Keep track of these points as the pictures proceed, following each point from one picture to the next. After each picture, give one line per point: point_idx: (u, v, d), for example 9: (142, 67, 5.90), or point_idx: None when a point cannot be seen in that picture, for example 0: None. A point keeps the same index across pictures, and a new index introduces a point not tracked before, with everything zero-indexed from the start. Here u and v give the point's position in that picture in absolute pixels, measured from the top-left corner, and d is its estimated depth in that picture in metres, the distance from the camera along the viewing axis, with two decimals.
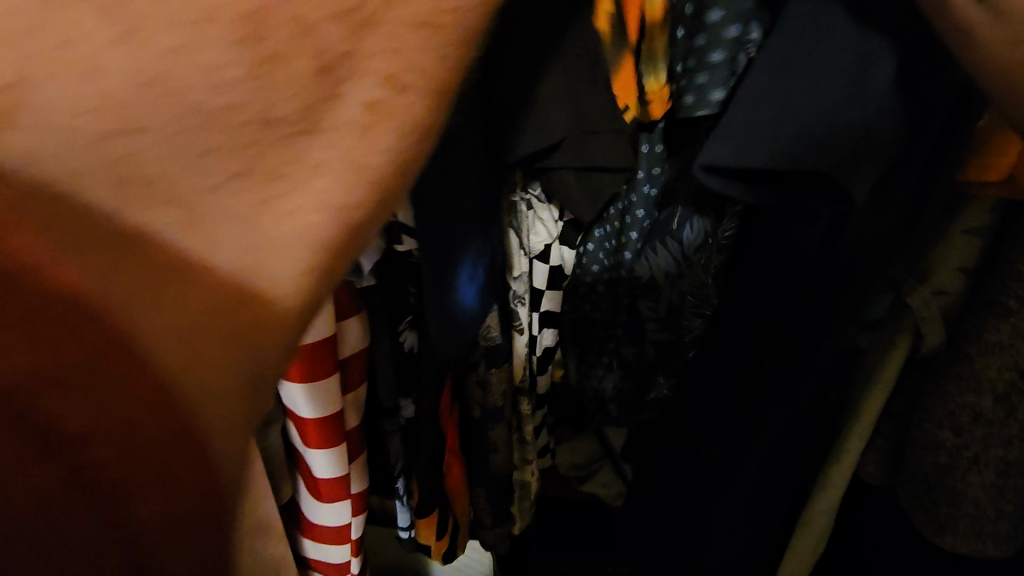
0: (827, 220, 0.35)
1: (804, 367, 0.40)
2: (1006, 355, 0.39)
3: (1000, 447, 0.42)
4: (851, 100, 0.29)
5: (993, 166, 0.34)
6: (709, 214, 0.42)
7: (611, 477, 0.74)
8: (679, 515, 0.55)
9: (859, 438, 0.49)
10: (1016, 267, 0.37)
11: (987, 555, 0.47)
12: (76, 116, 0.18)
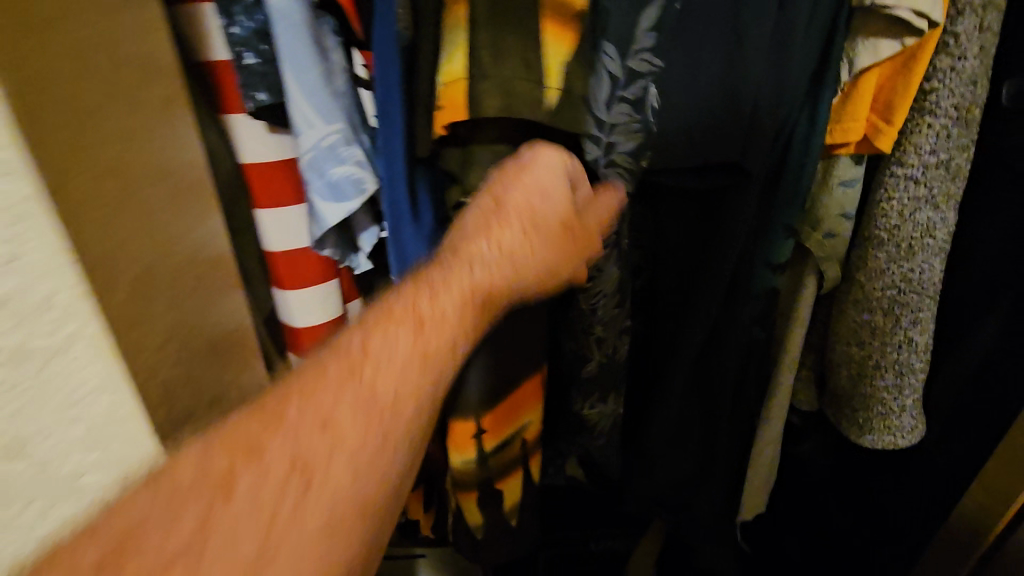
0: (680, 193, 0.53)
1: (699, 300, 0.55)
2: (897, 199, 0.50)
3: (891, 340, 0.55)
4: (725, 76, 0.42)
5: (851, 130, 0.47)
6: (664, 199, 0.53)
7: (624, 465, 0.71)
8: (693, 499, 0.73)
9: (790, 344, 0.62)
10: (898, 175, 0.49)
11: (878, 394, 0.59)
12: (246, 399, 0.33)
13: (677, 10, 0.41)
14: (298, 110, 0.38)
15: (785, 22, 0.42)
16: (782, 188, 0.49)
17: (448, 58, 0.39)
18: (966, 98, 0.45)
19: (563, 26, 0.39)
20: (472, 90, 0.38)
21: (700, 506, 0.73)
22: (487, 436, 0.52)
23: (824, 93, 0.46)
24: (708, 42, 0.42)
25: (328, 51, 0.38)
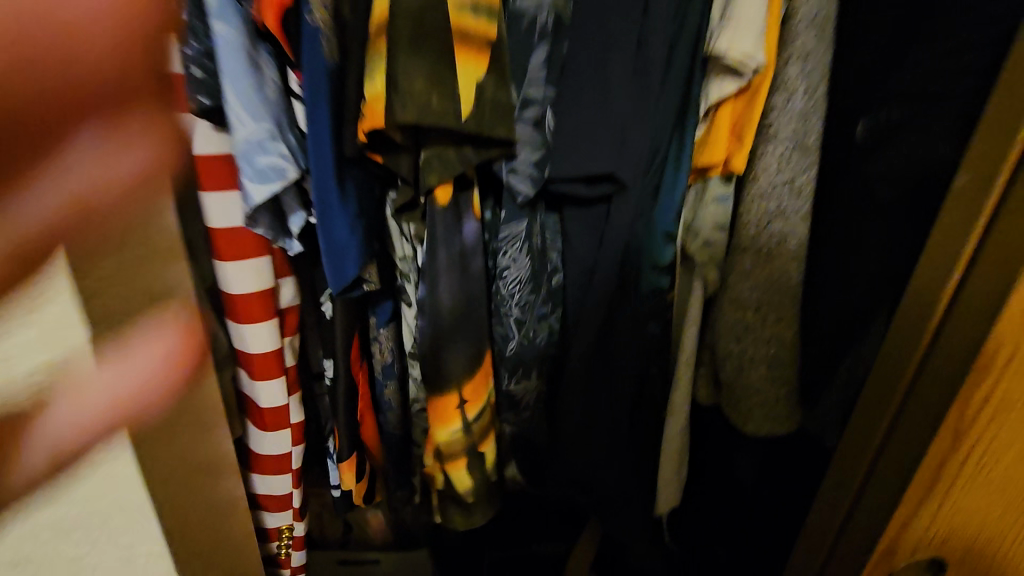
0: (574, 200, 0.61)
1: (596, 290, 0.63)
2: (759, 211, 0.59)
3: (767, 334, 0.64)
4: (602, 102, 0.51)
5: (712, 153, 0.58)
6: (568, 202, 0.62)
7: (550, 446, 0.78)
8: (610, 486, 0.79)
9: (684, 337, 0.71)
10: (757, 190, 0.59)
11: (760, 384, 0.66)
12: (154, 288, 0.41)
13: (562, 47, 0.50)
14: (232, 111, 0.42)
15: (645, 60, 0.51)
16: (659, 200, 0.59)
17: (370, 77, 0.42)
18: (801, 130, 0.55)
19: (472, 50, 0.43)
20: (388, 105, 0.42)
21: (616, 490, 0.80)
22: (467, 406, 0.57)
23: (687, 126, 0.56)
24: (585, 76, 0.51)
25: (263, 66, 0.43)
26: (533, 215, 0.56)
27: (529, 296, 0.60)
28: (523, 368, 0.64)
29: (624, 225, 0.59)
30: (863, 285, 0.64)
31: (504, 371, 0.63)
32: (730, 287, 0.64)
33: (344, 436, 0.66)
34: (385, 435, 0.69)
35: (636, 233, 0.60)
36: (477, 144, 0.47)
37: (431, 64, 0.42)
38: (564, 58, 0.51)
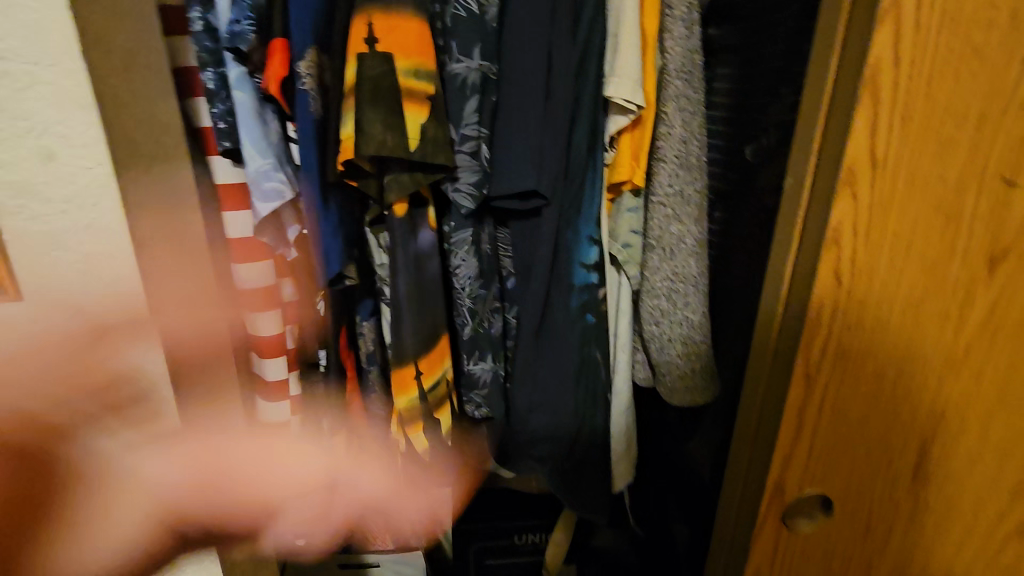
0: (515, 215, 0.76)
1: (536, 288, 0.78)
2: (660, 217, 0.75)
3: (679, 317, 0.78)
4: (522, 137, 0.67)
5: (619, 173, 0.74)
6: (509, 217, 0.77)
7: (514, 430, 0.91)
8: (569, 461, 0.92)
9: (619, 327, 0.85)
10: (658, 200, 0.74)
11: (680, 362, 0.80)
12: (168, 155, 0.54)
13: (490, 98, 0.67)
14: (245, 147, 0.57)
15: (553, 106, 0.68)
16: (580, 212, 0.75)
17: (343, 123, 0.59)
18: (683, 151, 0.72)
19: (416, 101, 0.60)
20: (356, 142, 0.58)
21: (574, 465, 0.92)
22: (423, 376, 0.71)
23: (597, 154, 0.72)
24: (508, 118, 0.67)
25: (266, 117, 0.58)
26: (477, 226, 0.72)
27: (481, 290, 0.75)
28: (477, 352, 0.78)
29: (551, 231, 0.74)
30: (758, 275, 0.78)
31: (465, 353, 0.78)
32: (647, 280, 0.79)
33: None
34: (371, 417, 0.82)
35: (564, 237, 0.75)
36: (426, 170, 0.64)
37: (386, 113, 0.58)
38: (491, 104, 0.67)
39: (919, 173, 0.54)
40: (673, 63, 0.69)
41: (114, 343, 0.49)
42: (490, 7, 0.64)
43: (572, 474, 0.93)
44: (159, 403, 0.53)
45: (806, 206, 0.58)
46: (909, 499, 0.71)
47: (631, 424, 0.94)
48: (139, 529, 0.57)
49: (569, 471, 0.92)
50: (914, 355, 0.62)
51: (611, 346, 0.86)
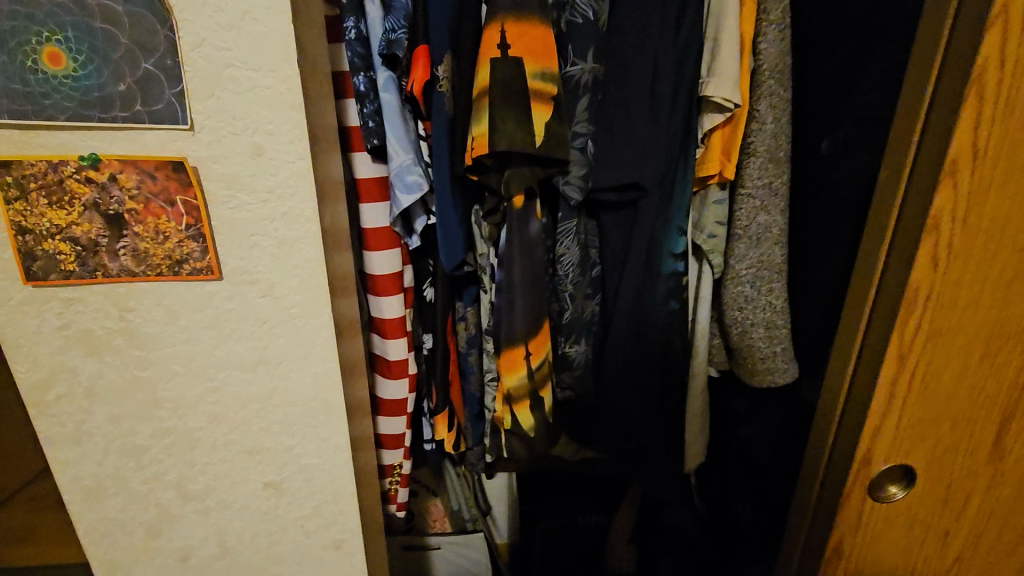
0: (610, 208, 0.82)
1: (628, 275, 0.83)
2: (747, 208, 0.80)
3: (763, 303, 0.83)
4: (627, 134, 0.72)
5: (709, 167, 0.79)
6: (603, 210, 0.82)
7: (595, 413, 0.96)
8: (648, 442, 0.96)
9: (701, 314, 0.89)
10: (746, 192, 0.79)
11: (762, 345, 0.85)
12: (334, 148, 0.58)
13: (597, 98, 0.73)
14: (391, 145, 0.63)
15: (656, 105, 0.73)
16: (673, 204, 0.80)
17: (476, 122, 0.64)
18: (772, 146, 0.76)
19: (540, 100, 0.65)
20: (489, 139, 0.63)
21: (652, 445, 0.97)
22: (530, 357, 0.77)
23: (692, 149, 0.77)
24: (614, 115, 0.72)
25: (408, 117, 0.64)
26: (580, 217, 0.77)
27: (578, 277, 0.80)
28: (572, 336, 0.83)
29: (645, 222, 0.79)
30: (839, 263, 0.83)
31: (562, 337, 0.83)
32: (732, 268, 0.84)
33: (440, 394, 0.84)
34: (470, 398, 0.87)
35: (656, 228, 0.80)
36: (544, 165, 0.69)
37: (518, 114, 0.63)
38: (598, 104, 0.73)
39: (1017, 162, 0.58)
40: (768, 64, 0.74)
41: (292, 321, 0.55)
42: (603, 14, 0.69)
43: (649, 455, 0.98)
44: (327, 378, 0.58)
45: (904, 194, 0.63)
46: (988, 471, 0.75)
47: (706, 408, 0.98)
48: (297, 488, 0.63)
49: (647, 451, 0.97)
50: (1001, 335, 0.67)
51: (691, 332, 0.91)
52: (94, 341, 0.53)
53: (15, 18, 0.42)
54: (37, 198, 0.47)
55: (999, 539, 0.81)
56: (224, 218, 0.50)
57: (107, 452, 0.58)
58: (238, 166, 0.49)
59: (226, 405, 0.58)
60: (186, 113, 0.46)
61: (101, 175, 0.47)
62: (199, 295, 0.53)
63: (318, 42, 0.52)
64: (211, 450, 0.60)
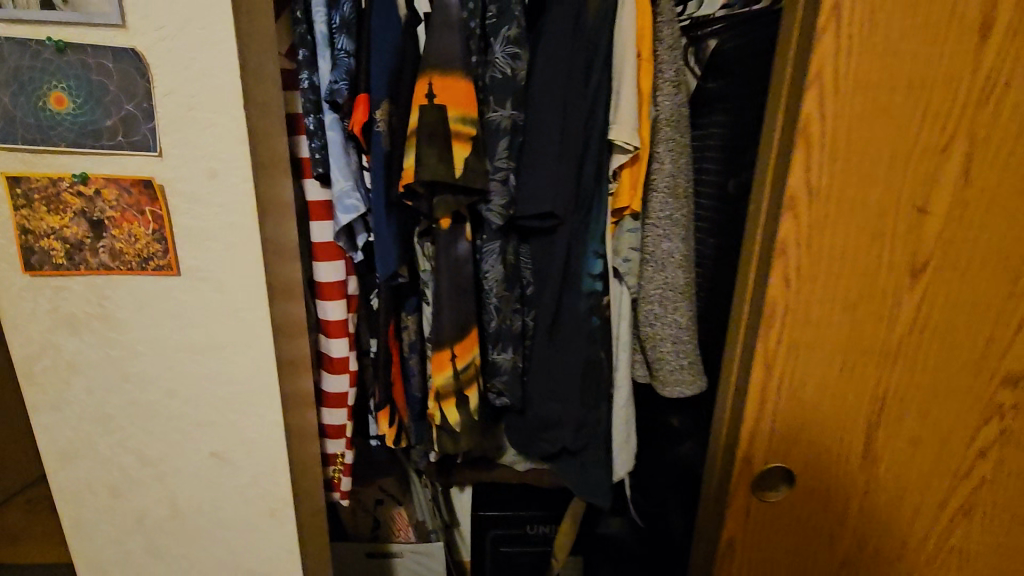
0: (535, 232, 0.93)
1: (551, 293, 0.94)
2: (653, 236, 0.91)
3: (669, 320, 0.93)
4: (544, 171, 0.85)
5: (619, 200, 0.91)
6: (530, 234, 0.94)
7: (529, 420, 1.05)
8: (577, 447, 1.06)
9: (621, 330, 1.00)
10: (653, 221, 0.91)
11: (670, 358, 0.95)
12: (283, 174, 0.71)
13: (518, 139, 0.85)
14: (334, 173, 0.76)
15: (567, 146, 0.85)
16: (588, 231, 0.92)
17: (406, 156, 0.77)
18: (671, 182, 0.89)
19: (461, 140, 0.78)
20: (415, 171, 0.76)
21: (582, 450, 1.07)
22: (456, 358, 0.88)
23: (603, 184, 0.90)
24: (533, 154, 0.85)
25: (350, 151, 0.78)
26: (505, 239, 0.89)
27: (505, 291, 0.92)
28: (500, 343, 0.94)
29: (564, 246, 0.91)
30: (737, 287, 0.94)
31: (492, 345, 0.95)
32: (643, 288, 0.95)
33: (383, 393, 0.95)
34: (410, 399, 0.98)
35: (574, 251, 0.92)
36: (466, 193, 0.82)
37: (440, 150, 0.77)
38: (519, 144, 0.85)
39: (847, 199, 0.69)
40: (664, 114, 0.87)
41: (237, 312, 0.67)
42: (520, 71, 0.82)
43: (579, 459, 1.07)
44: (265, 362, 0.70)
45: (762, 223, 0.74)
46: (863, 475, 0.84)
47: (632, 418, 1.07)
48: (239, 458, 0.74)
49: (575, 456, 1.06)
50: (855, 348, 0.76)
51: (613, 346, 1.01)
52: (76, 322, 0.66)
53: (32, 71, 0.56)
54: (39, 205, 0.60)
55: (884, 541, 0.88)
56: (183, 225, 0.63)
57: (79, 419, 0.70)
58: (196, 184, 0.62)
59: (180, 382, 0.69)
60: (157, 143, 0.60)
61: (89, 188, 0.60)
62: (162, 288, 0.65)
63: (267, 90, 0.66)
64: (167, 421, 0.71)
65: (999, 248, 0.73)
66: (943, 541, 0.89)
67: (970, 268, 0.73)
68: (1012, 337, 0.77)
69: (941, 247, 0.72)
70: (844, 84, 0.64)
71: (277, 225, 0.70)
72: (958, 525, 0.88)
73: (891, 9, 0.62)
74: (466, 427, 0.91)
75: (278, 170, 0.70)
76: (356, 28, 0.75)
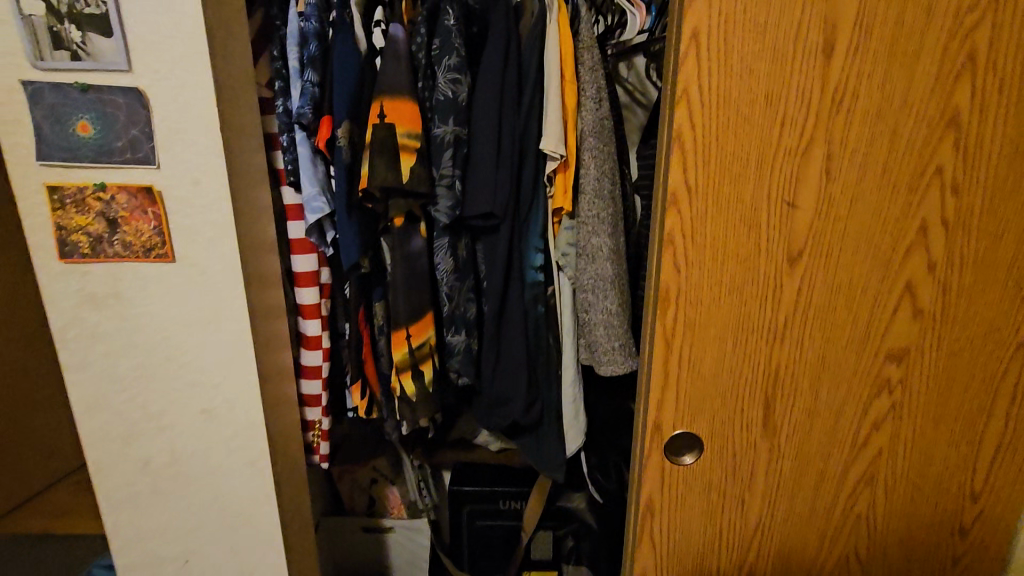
0: (483, 231, 1.07)
1: (497, 283, 1.07)
2: (585, 233, 1.04)
3: (600, 307, 1.06)
4: (484, 176, 0.98)
5: (555, 201, 1.05)
6: (479, 233, 1.08)
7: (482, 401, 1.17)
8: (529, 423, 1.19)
9: (565, 317, 1.13)
10: (584, 220, 1.03)
11: (603, 341, 1.07)
12: (260, 182, 0.89)
13: (462, 150, 0.99)
14: (304, 181, 0.94)
15: (504, 155, 0.99)
16: (528, 228, 1.06)
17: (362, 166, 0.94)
18: (598, 185, 1.02)
19: (407, 151, 0.94)
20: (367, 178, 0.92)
21: (534, 426, 1.20)
22: (412, 337, 1.03)
23: (541, 189, 1.04)
24: (474, 162, 0.99)
25: (317, 163, 0.95)
26: (454, 236, 1.04)
27: (456, 281, 1.06)
28: (453, 327, 1.08)
29: (506, 242, 1.04)
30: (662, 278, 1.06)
31: (447, 328, 1.09)
32: (579, 280, 1.08)
33: (354, 370, 1.11)
34: (378, 376, 1.13)
35: (516, 246, 1.06)
36: (416, 196, 0.97)
37: (388, 160, 0.92)
38: (462, 154, 0.99)
39: (723, 196, 0.81)
40: (589, 127, 1.01)
41: (219, 292, 0.84)
42: (461, 92, 0.97)
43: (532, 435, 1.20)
44: (242, 333, 0.86)
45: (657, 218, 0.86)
46: (766, 443, 0.93)
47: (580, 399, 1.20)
48: (224, 413, 0.91)
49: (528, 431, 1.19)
50: (745, 327, 0.87)
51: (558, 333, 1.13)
52: (96, 300, 0.84)
53: (64, 106, 0.75)
54: (69, 207, 0.79)
55: (793, 506, 0.98)
56: (176, 222, 0.80)
57: (99, 378, 0.88)
58: (185, 190, 0.79)
59: (175, 349, 0.87)
60: (156, 158, 0.78)
61: (105, 195, 0.79)
62: (161, 272, 0.83)
63: (244, 115, 0.84)
64: (167, 381, 0.88)
65: (867, 238, 0.82)
66: (850, 508, 0.97)
67: (842, 255, 0.83)
68: (890, 317, 0.86)
69: (813, 237, 0.82)
70: (708, 98, 0.76)
71: (253, 222, 0.87)
72: (862, 493, 0.96)
73: (742, 36, 0.74)
74: (421, 398, 1.06)
75: (254, 178, 0.87)
76: (321, 64, 0.92)
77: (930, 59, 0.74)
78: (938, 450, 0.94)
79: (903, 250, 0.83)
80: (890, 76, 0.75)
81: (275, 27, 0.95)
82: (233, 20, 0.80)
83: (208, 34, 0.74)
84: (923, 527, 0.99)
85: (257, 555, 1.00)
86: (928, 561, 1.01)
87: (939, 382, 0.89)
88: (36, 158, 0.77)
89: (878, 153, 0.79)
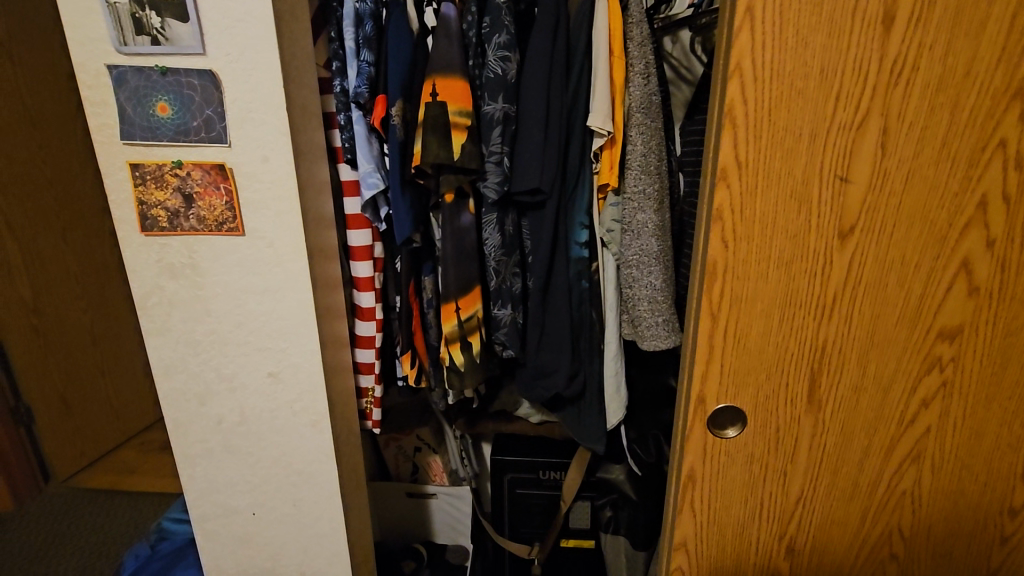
0: (530, 206, 1.10)
1: (542, 258, 1.09)
2: (630, 208, 1.05)
3: (645, 283, 1.08)
4: (531, 153, 1.00)
5: (601, 177, 1.06)
6: (525, 209, 1.11)
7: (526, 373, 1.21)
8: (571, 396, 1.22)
9: (608, 292, 1.15)
10: (629, 196, 1.05)
11: (647, 316, 1.09)
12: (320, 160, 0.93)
13: (510, 127, 1.01)
14: (360, 159, 0.98)
15: (551, 131, 1.00)
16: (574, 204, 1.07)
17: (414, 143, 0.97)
18: (644, 161, 1.03)
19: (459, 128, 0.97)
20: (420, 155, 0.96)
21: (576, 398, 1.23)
22: (460, 310, 1.07)
23: (586, 165, 1.06)
24: (523, 139, 1.01)
25: (372, 141, 0.99)
26: (501, 212, 1.06)
27: (503, 257, 1.09)
28: (499, 300, 1.11)
29: (552, 217, 1.06)
30: None
31: (494, 302, 1.12)
32: (623, 255, 1.09)
33: (405, 341, 1.16)
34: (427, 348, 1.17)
35: (561, 222, 1.08)
36: (466, 173, 1.00)
37: (440, 138, 0.95)
38: (510, 131, 1.01)
39: (773, 171, 0.81)
40: (636, 103, 1.01)
41: (285, 263, 0.90)
42: (510, 70, 0.99)
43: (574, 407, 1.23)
44: (305, 303, 0.92)
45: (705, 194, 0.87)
46: (809, 418, 0.94)
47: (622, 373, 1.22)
48: (289, 377, 0.97)
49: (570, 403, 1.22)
50: (792, 302, 0.88)
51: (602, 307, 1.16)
52: (173, 269, 0.90)
53: (146, 89, 0.80)
54: (149, 182, 0.85)
55: (837, 481, 0.98)
56: (246, 197, 0.86)
57: (177, 342, 0.95)
58: (254, 167, 0.84)
59: (245, 316, 0.93)
60: (228, 137, 0.83)
61: (182, 171, 0.84)
62: (232, 244, 0.89)
63: (306, 95, 0.88)
64: (237, 347, 0.95)
65: (921, 213, 0.81)
66: (894, 485, 0.98)
67: (895, 231, 0.82)
68: (943, 293, 0.85)
69: (866, 212, 0.82)
70: (762, 70, 0.76)
71: (314, 197, 0.92)
72: (908, 470, 0.96)
73: (797, 8, 0.73)
74: (469, 368, 1.11)
75: (315, 156, 0.92)
76: (376, 44, 0.95)
77: (994, 27, 0.73)
78: (989, 429, 0.93)
79: (960, 225, 0.82)
80: (952, 47, 0.74)
81: (332, 10, 0.98)
82: (296, 3, 0.84)
83: (276, 17, 0.78)
84: (970, 506, 0.99)
85: (318, 511, 1.07)
86: (973, 540, 1.01)
87: (993, 360, 0.88)
88: (121, 137, 0.83)
89: (937, 126, 0.77)
